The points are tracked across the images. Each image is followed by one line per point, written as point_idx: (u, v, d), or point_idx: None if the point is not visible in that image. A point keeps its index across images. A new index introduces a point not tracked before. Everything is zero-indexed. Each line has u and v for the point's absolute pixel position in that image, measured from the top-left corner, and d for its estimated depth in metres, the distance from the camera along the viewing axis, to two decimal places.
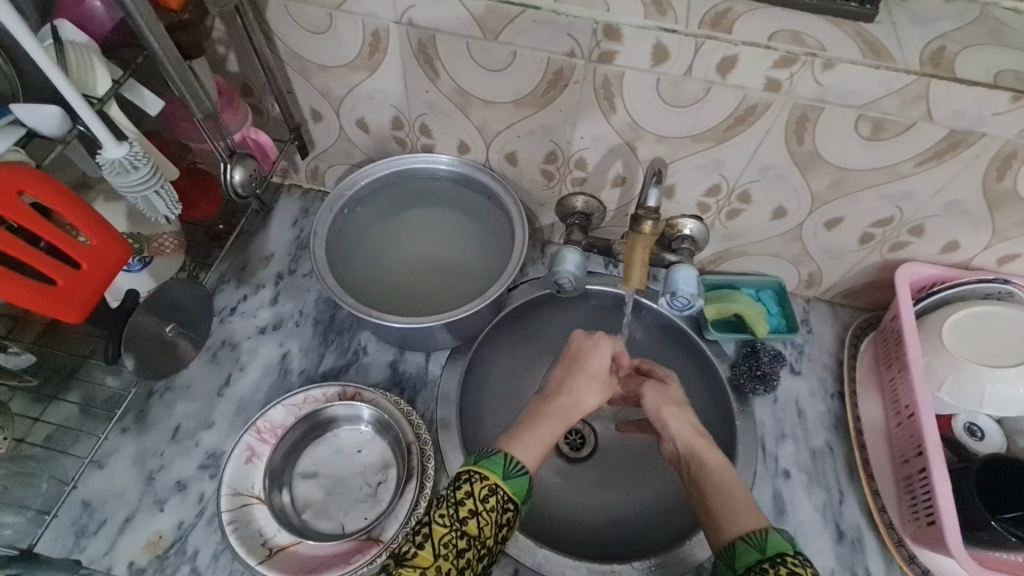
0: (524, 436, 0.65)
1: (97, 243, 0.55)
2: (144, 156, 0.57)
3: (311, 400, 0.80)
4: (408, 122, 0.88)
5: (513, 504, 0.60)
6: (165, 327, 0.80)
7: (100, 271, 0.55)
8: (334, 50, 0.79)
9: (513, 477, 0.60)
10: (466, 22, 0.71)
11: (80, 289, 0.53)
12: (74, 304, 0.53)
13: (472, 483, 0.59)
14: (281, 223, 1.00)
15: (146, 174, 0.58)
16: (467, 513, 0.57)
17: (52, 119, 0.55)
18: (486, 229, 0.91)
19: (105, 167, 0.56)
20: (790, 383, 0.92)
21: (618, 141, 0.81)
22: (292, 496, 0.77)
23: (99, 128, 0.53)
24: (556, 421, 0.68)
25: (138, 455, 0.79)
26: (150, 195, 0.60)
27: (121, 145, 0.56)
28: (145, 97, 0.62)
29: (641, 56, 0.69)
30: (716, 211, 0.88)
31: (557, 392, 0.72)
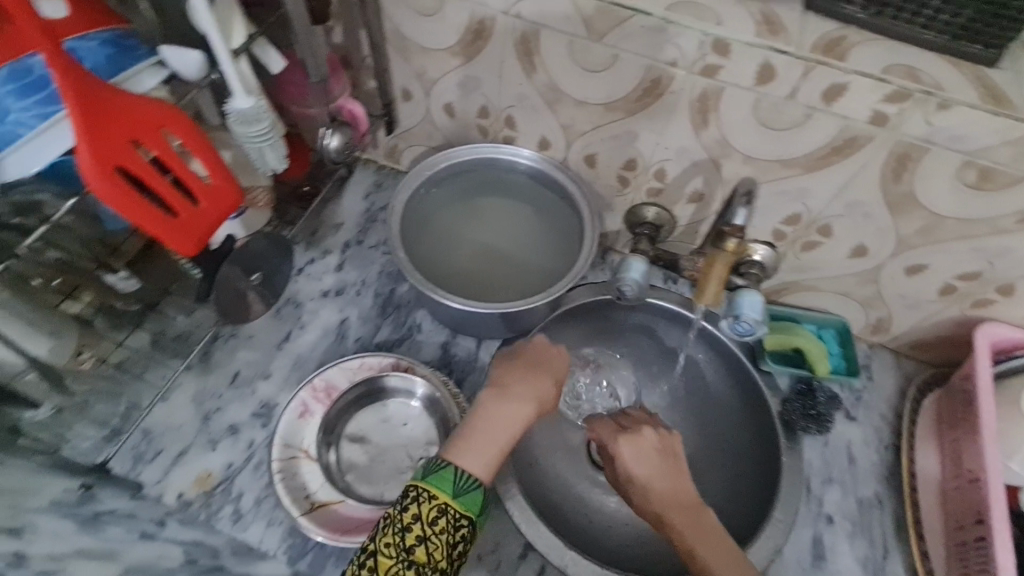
0: (473, 444, 0.63)
1: (215, 183, 0.57)
2: (266, 110, 0.61)
3: (366, 366, 0.82)
4: (494, 112, 0.90)
5: (466, 519, 0.59)
6: (250, 277, 0.85)
7: (214, 208, 0.56)
8: (437, 33, 0.81)
9: (462, 494, 0.60)
10: (573, 19, 0.71)
11: (196, 221, 0.55)
12: (189, 236, 0.54)
13: (419, 505, 0.58)
14: (353, 195, 1.03)
15: (266, 127, 0.61)
16: (415, 539, 0.57)
17: (194, 64, 0.59)
18: (553, 226, 0.93)
19: (231, 116, 0.60)
20: (842, 429, 0.89)
21: (702, 157, 0.80)
22: (338, 454, 0.79)
23: (234, 77, 0.57)
24: (510, 425, 0.66)
25: (198, 394, 0.82)
26: (265, 148, 0.63)
27: (248, 97, 0.59)
28: (271, 56, 0.66)
29: (745, 74, 0.68)
30: (791, 241, 0.87)
31: (516, 394, 0.68)
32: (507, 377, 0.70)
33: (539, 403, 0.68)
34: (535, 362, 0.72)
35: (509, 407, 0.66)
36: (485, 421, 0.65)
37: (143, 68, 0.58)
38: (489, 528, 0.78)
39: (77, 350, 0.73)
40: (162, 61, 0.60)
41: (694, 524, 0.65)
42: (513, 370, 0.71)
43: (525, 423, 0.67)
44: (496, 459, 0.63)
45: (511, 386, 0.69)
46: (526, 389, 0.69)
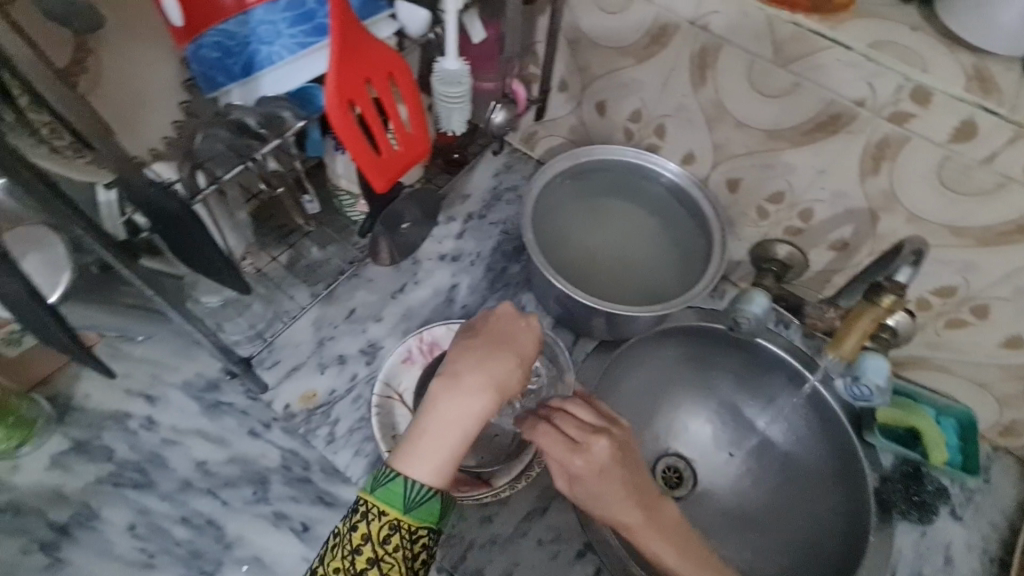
0: (420, 450, 0.58)
1: (413, 130, 0.62)
2: (468, 76, 0.66)
3: None
4: (647, 118, 0.90)
5: (424, 529, 0.57)
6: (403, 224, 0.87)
7: (409, 153, 0.61)
8: (615, 32, 0.83)
9: (413, 510, 0.57)
10: (764, 40, 0.70)
11: (394, 162, 0.60)
12: (387, 174, 0.59)
13: (370, 524, 0.55)
14: (485, 170, 1.08)
15: (464, 91, 0.66)
16: (367, 560, 0.55)
17: (420, 22, 0.63)
18: (678, 243, 0.92)
19: (438, 74, 0.66)
20: (945, 525, 0.82)
21: (860, 206, 0.77)
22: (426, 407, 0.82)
23: (453, 40, 0.63)
24: (464, 422, 0.60)
25: (317, 320, 0.89)
26: (455, 109, 0.68)
27: (458, 60, 0.65)
28: (476, 26, 0.74)
29: (940, 128, 0.64)
30: (935, 314, 0.81)
31: (470, 384, 0.61)
32: (460, 364, 0.62)
33: (499, 391, 0.62)
34: (506, 348, 0.64)
35: (457, 406, 0.60)
36: (435, 422, 0.59)
37: (380, 19, 0.62)
38: (553, 518, 0.79)
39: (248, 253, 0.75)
40: (394, 15, 0.63)
41: (666, 545, 0.61)
42: (468, 353, 0.63)
43: (482, 416, 0.61)
44: (452, 463, 0.59)
45: (464, 375, 0.61)
46: (482, 379, 0.61)
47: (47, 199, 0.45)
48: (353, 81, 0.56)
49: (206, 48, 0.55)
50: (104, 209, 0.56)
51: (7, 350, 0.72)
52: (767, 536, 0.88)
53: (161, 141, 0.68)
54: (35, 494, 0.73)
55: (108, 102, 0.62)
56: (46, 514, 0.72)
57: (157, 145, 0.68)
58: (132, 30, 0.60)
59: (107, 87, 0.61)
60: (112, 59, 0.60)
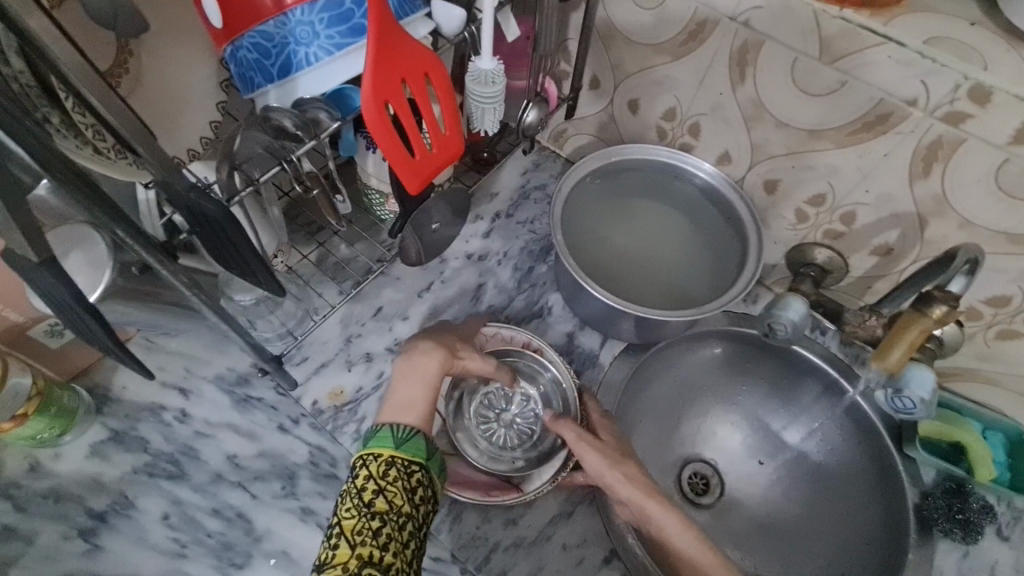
0: (393, 404, 0.64)
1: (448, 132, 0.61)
2: (502, 75, 0.66)
3: (499, 336, 0.84)
4: (681, 117, 0.88)
5: (417, 466, 0.59)
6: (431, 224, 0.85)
7: (442, 155, 0.60)
8: (649, 28, 0.81)
9: (405, 442, 0.60)
10: (808, 36, 0.67)
11: (427, 164, 0.59)
12: (419, 176, 0.59)
13: (368, 466, 0.57)
14: (514, 169, 1.07)
15: (498, 91, 0.66)
16: (372, 494, 0.55)
17: (457, 21, 0.62)
18: (710, 246, 0.89)
19: (472, 75, 0.65)
20: (989, 545, 0.79)
21: (907, 210, 0.73)
22: (455, 412, 0.83)
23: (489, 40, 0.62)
24: (430, 375, 0.68)
25: (345, 317, 0.90)
26: (489, 109, 0.67)
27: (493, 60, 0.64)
28: (511, 22, 0.71)
29: (1000, 128, 0.60)
30: (984, 324, 0.77)
31: (425, 346, 0.72)
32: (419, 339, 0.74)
33: (448, 349, 0.73)
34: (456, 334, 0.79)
35: (419, 361, 0.70)
36: (400, 381, 0.68)
37: (417, 18, 0.60)
38: (579, 523, 0.78)
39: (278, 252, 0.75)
40: (429, 14, 0.62)
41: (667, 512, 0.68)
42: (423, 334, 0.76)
43: (442, 370, 0.70)
44: (428, 407, 0.65)
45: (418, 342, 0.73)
46: (431, 342, 0.73)
47: (89, 202, 0.46)
48: (389, 82, 0.54)
49: (245, 50, 0.55)
50: (144, 206, 0.58)
51: (51, 343, 0.74)
52: (797, 548, 0.86)
53: (197, 141, 0.69)
54: (76, 482, 0.75)
55: (147, 103, 0.63)
56: (85, 501, 0.75)
57: (193, 144, 0.69)
58: (174, 32, 0.62)
59: (147, 88, 0.62)
60: (152, 60, 0.61)
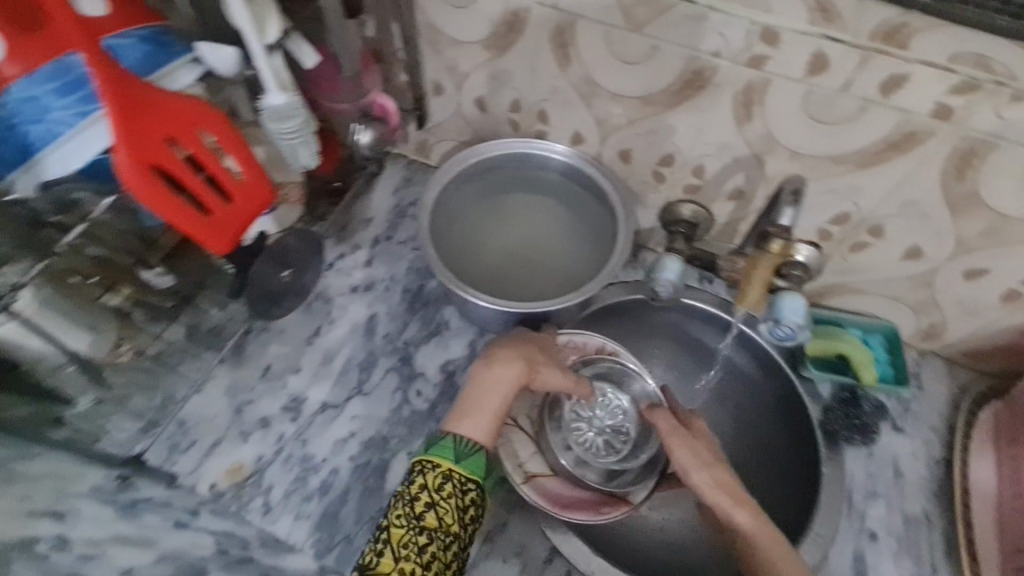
0: (468, 414, 0.69)
1: (248, 181, 0.63)
2: (300, 106, 0.63)
3: (572, 344, 0.83)
4: (527, 107, 0.88)
5: (473, 485, 0.65)
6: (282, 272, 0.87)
7: (245, 205, 0.63)
8: (469, 26, 0.80)
9: (465, 458, 0.66)
10: (610, 9, 0.69)
11: (228, 219, 0.62)
12: (222, 232, 0.61)
13: (425, 476, 0.64)
14: (384, 189, 1.03)
15: (298, 124, 0.64)
16: (424, 507, 0.62)
17: (229, 59, 0.62)
18: (584, 224, 0.91)
19: (266, 113, 0.62)
20: (888, 440, 0.85)
21: (744, 153, 0.77)
22: (543, 433, 0.82)
23: (268, 74, 0.60)
24: (501, 386, 0.71)
25: (231, 386, 0.84)
26: (298, 144, 0.65)
27: (282, 92, 0.62)
28: (304, 50, 0.67)
29: (795, 64, 0.64)
30: (837, 242, 0.82)
31: (501, 356, 0.73)
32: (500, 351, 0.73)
33: (527, 360, 0.73)
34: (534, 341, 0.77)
35: (500, 370, 0.71)
36: (475, 388, 0.71)
37: (177, 66, 0.62)
38: (515, 531, 0.77)
39: (117, 342, 0.73)
40: (197, 58, 0.63)
41: (744, 507, 0.68)
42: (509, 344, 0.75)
43: (512, 386, 0.71)
44: (494, 425, 0.69)
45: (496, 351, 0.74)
46: (511, 351, 0.73)
47: None
48: (149, 146, 0.56)
49: None
50: None
51: None
52: None
53: None
54: None
55: None
56: None
57: None
58: None
59: None
60: None
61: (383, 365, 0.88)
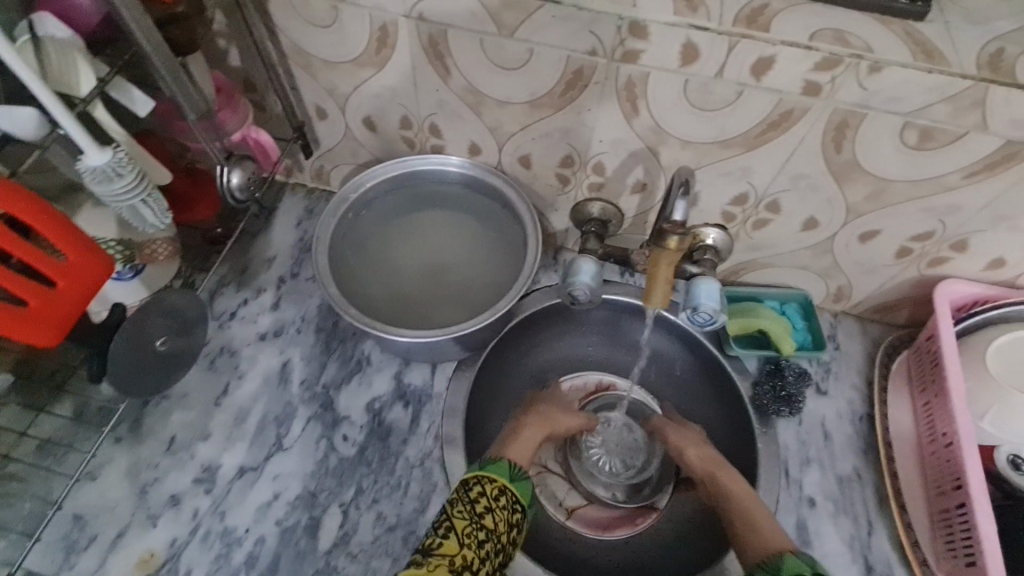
0: (515, 445, 0.71)
1: (74, 260, 0.56)
2: (127, 162, 0.58)
3: (576, 386, 0.95)
4: (417, 122, 0.84)
5: (520, 506, 0.64)
6: (155, 343, 0.73)
7: (75, 288, 0.56)
8: (338, 45, 0.75)
9: (518, 479, 0.65)
10: (479, 16, 0.66)
11: (54, 308, 0.55)
12: (48, 324, 0.54)
13: (484, 485, 0.63)
14: (284, 224, 0.96)
15: (130, 181, 0.59)
16: (484, 509, 0.61)
17: (29, 121, 0.56)
18: (496, 235, 0.89)
19: (87, 175, 0.57)
20: (815, 405, 0.87)
21: (639, 146, 0.76)
22: (570, 468, 0.92)
23: (79, 133, 0.55)
24: (536, 431, 0.75)
25: (131, 467, 0.76)
26: (137, 204, 0.61)
27: (103, 151, 0.57)
28: (133, 96, 0.61)
29: (669, 55, 0.64)
30: (741, 222, 0.83)
31: (540, 408, 0.80)
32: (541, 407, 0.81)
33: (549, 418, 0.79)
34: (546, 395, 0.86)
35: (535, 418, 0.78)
36: (526, 427, 0.75)
37: None
38: None
39: None
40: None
41: (735, 481, 0.74)
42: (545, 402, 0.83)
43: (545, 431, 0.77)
44: (527, 451, 0.71)
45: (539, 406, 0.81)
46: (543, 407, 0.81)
47: None
48: None
49: None
50: None
51: None
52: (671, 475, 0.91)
53: None
54: None
55: None
56: None
57: None
58: None
59: None
60: None
61: (302, 415, 0.81)
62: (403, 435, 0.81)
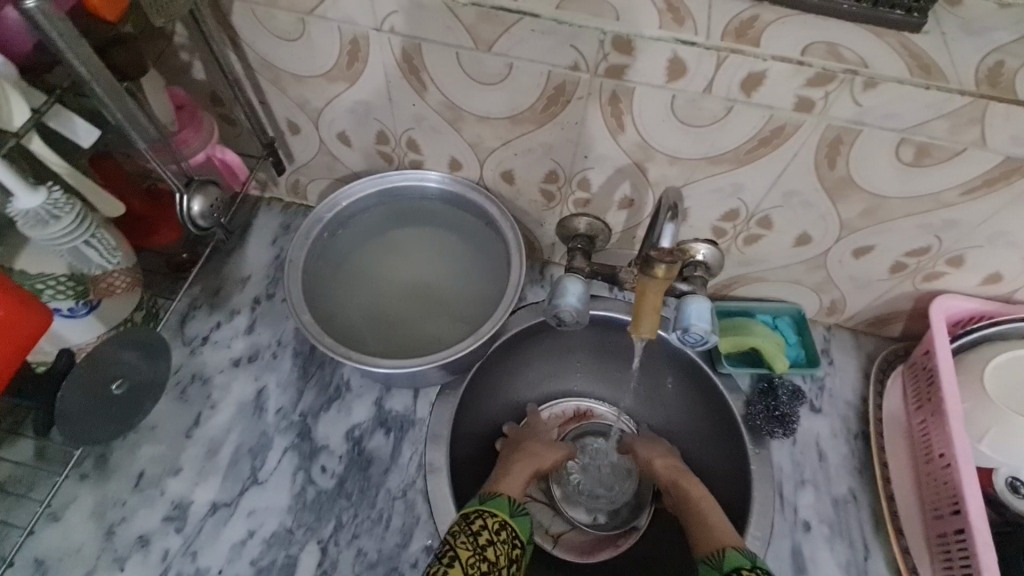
0: (506, 482, 0.74)
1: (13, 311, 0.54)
2: (64, 203, 0.58)
3: (555, 414, 0.96)
4: (394, 137, 0.80)
5: (520, 542, 0.65)
6: (110, 385, 0.70)
7: (11, 341, 0.54)
8: (307, 59, 0.71)
9: (519, 516, 0.68)
10: (455, 30, 0.62)
11: None
12: None
13: (485, 519, 0.64)
14: (258, 242, 0.92)
15: (69, 223, 0.59)
16: (485, 541, 0.62)
17: None
18: (480, 253, 0.86)
19: (21, 220, 0.57)
20: (809, 423, 0.85)
21: (625, 162, 0.73)
22: (552, 494, 0.93)
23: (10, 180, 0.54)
24: (524, 467, 0.79)
25: (97, 506, 0.72)
26: (80, 245, 0.62)
27: (36, 194, 0.56)
28: (76, 126, 0.58)
29: (654, 70, 0.61)
30: (732, 237, 0.80)
31: (524, 444, 0.83)
32: (523, 441, 0.84)
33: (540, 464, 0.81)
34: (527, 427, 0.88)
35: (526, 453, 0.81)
36: (513, 463, 0.79)
37: None
38: None
39: None
40: None
41: (695, 486, 0.78)
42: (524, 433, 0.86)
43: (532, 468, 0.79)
44: (517, 485, 0.75)
45: (521, 441, 0.84)
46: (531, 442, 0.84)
47: None
48: None
49: None
50: None
51: None
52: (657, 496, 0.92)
53: None
54: None
55: None
56: None
57: None
58: None
59: None
60: None
61: (278, 446, 0.78)
62: (385, 465, 0.78)
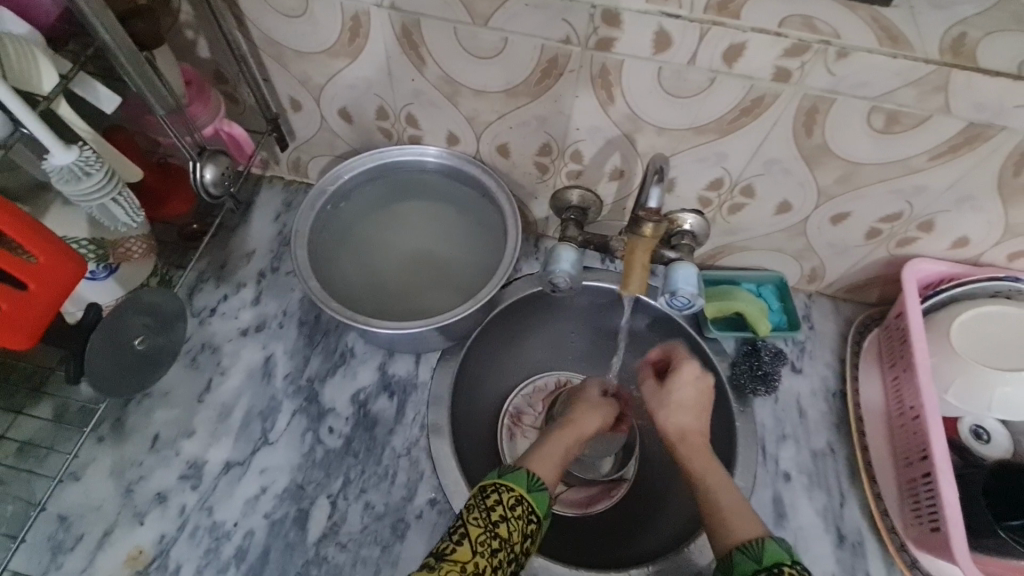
0: (536, 463, 0.69)
1: (46, 261, 0.57)
2: (94, 160, 0.61)
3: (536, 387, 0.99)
4: (393, 112, 0.83)
5: (536, 517, 0.63)
6: (134, 341, 0.75)
7: (46, 290, 0.57)
8: (310, 35, 0.74)
9: (537, 490, 0.64)
10: (452, 6, 0.66)
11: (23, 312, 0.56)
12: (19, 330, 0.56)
13: (500, 493, 0.62)
14: (261, 218, 0.95)
15: (99, 180, 0.62)
16: (499, 518, 0.60)
17: None
18: (477, 224, 0.90)
19: (55, 174, 0.60)
20: (791, 383, 0.89)
21: (616, 133, 0.77)
22: None
23: (45, 136, 0.57)
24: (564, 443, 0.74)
25: (115, 466, 0.76)
26: (107, 203, 0.65)
27: (69, 150, 0.59)
28: (99, 93, 0.62)
29: (641, 43, 0.64)
30: (718, 206, 0.84)
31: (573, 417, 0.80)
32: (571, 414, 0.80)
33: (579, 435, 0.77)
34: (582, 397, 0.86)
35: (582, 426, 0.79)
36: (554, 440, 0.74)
37: None
38: None
39: None
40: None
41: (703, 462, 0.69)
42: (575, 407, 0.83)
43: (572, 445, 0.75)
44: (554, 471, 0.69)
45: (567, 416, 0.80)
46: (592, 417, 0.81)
47: None
48: None
49: None
50: None
51: None
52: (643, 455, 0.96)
53: None
54: None
55: None
56: None
57: None
58: None
59: None
60: None
61: (287, 409, 0.82)
62: (389, 426, 0.82)
